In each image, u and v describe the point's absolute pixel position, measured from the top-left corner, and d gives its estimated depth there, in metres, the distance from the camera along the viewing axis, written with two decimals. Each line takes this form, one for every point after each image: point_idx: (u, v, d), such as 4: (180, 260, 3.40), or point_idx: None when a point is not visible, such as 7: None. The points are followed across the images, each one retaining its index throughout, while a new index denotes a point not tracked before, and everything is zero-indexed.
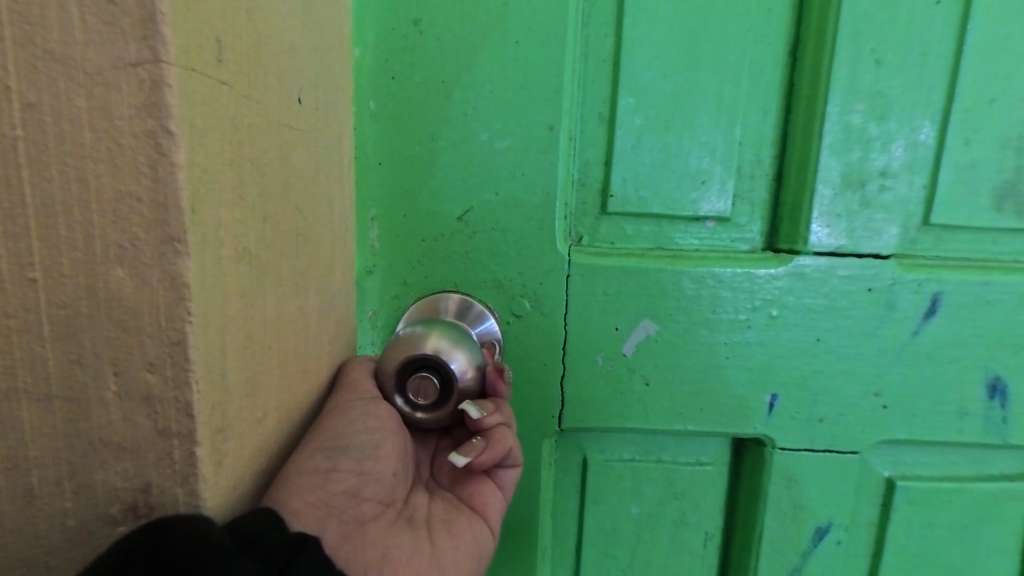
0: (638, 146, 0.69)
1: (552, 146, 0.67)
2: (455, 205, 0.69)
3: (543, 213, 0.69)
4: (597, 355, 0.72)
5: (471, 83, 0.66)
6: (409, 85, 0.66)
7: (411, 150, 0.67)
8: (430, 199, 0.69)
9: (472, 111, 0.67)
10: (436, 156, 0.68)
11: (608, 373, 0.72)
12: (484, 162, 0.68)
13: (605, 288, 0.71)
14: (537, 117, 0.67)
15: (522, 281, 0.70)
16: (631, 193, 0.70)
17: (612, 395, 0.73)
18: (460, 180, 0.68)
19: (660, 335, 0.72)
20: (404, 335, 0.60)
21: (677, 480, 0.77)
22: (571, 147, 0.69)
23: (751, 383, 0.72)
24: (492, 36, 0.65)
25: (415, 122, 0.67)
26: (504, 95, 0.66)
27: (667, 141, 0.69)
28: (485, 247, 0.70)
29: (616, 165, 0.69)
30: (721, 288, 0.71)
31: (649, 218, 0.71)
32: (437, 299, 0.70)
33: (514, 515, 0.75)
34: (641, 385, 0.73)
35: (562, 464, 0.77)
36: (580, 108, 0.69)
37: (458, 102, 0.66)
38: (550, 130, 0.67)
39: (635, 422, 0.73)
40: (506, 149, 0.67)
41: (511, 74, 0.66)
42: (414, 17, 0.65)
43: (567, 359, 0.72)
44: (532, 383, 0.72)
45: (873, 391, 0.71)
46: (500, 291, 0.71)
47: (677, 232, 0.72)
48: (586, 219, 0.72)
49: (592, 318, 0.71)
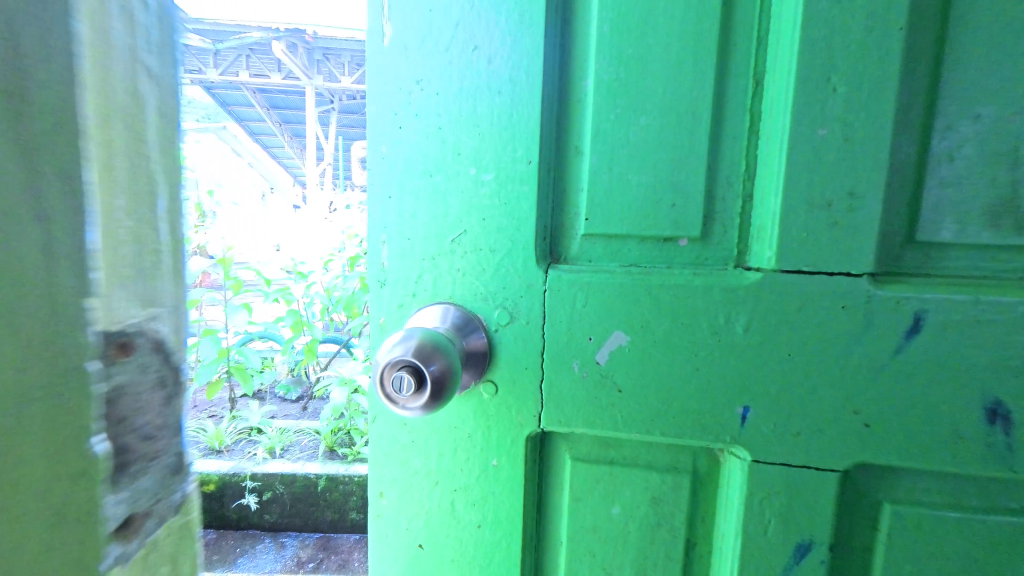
0: (612, 173, 0.75)
1: (533, 178, 0.76)
2: (450, 228, 0.79)
3: (524, 234, 0.77)
4: (572, 363, 0.78)
5: (462, 125, 0.76)
6: (414, 131, 0.78)
7: (414, 183, 0.79)
8: (430, 224, 0.79)
9: (463, 149, 0.77)
10: (434, 188, 0.79)
11: (584, 380, 0.78)
12: (474, 191, 0.78)
13: (578, 301, 0.77)
14: (517, 153, 0.76)
15: (506, 293, 0.78)
16: (605, 215, 0.76)
17: (588, 400, 0.78)
18: (454, 206, 0.79)
19: (634, 347, 0.76)
20: (416, 356, 0.64)
21: (655, 485, 0.80)
22: (549, 178, 0.78)
23: (726, 394, 0.74)
24: (480, 87, 0.75)
25: (417, 160, 0.78)
26: (490, 135, 0.76)
27: (638, 168, 0.74)
28: (474, 264, 0.79)
29: (590, 191, 0.76)
30: (692, 301, 0.73)
31: (623, 237, 0.77)
32: (444, 308, 0.79)
33: (500, 506, 0.83)
34: (614, 392, 0.77)
35: (546, 460, 0.84)
36: (553, 145, 0.77)
37: (452, 142, 0.77)
38: (528, 164, 0.76)
39: (610, 427, 0.78)
40: (492, 180, 0.77)
41: (496, 117, 0.76)
42: (416, 76, 0.77)
43: (547, 365, 0.78)
44: (514, 387, 0.80)
45: (853, 408, 0.71)
46: (487, 302, 0.79)
47: (652, 249, 0.76)
48: (566, 239, 0.79)
49: (566, 327, 0.77)
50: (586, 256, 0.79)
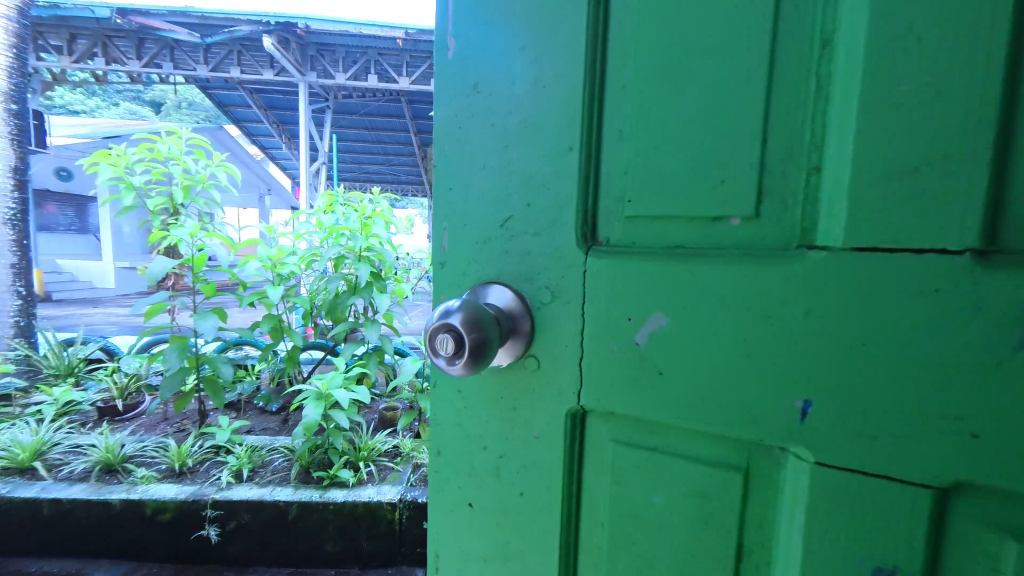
0: (652, 114, 0.56)
1: (573, 170, 0.61)
2: (484, 207, 0.67)
3: (559, 207, 0.62)
4: (610, 349, 0.60)
5: (496, 95, 0.65)
6: (455, 110, 0.68)
7: (447, 161, 0.70)
8: (466, 205, 0.69)
9: (496, 120, 0.65)
10: (467, 166, 0.68)
11: (624, 372, 0.59)
12: (507, 167, 0.65)
13: (613, 277, 0.59)
14: (559, 144, 0.61)
15: (548, 279, 0.63)
16: (648, 173, 0.58)
17: (631, 413, 0.60)
18: (485, 182, 0.67)
19: (682, 348, 0.55)
20: (468, 322, 0.56)
21: (720, 532, 0.57)
22: (589, 168, 0.61)
23: (816, 420, 0.50)
24: (513, 50, 0.63)
25: (450, 139, 0.69)
26: (523, 104, 0.63)
27: (700, 142, 0.54)
28: (512, 246, 0.65)
29: (635, 173, 0.58)
30: (757, 277, 0.51)
31: (671, 196, 0.57)
32: (493, 287, 0.65)
33: (533, 516, 0.69)
34: (661, 395, 0.57)
35: (595, 475, 0.66)
36: (589, 127, 0.60)
37: (492, 125, 0.65)
38: (570, 153, 0.60)
39: (668, 438, 0.59)
40: (528, 158, 0.63)
41: (531, 81, 0.62)
42: (451, 53, 0.68)
43: (589, 356, 0.61)
44: (544, 388, 0.65)
45: (1009, 367, 0.40)
46: (528, 286, 0.64)
47: (716, 230, 0.54)
48: (610, 210, 0.61)
49: (602, 309, 0.60)
50: (631, 240, 0.60)
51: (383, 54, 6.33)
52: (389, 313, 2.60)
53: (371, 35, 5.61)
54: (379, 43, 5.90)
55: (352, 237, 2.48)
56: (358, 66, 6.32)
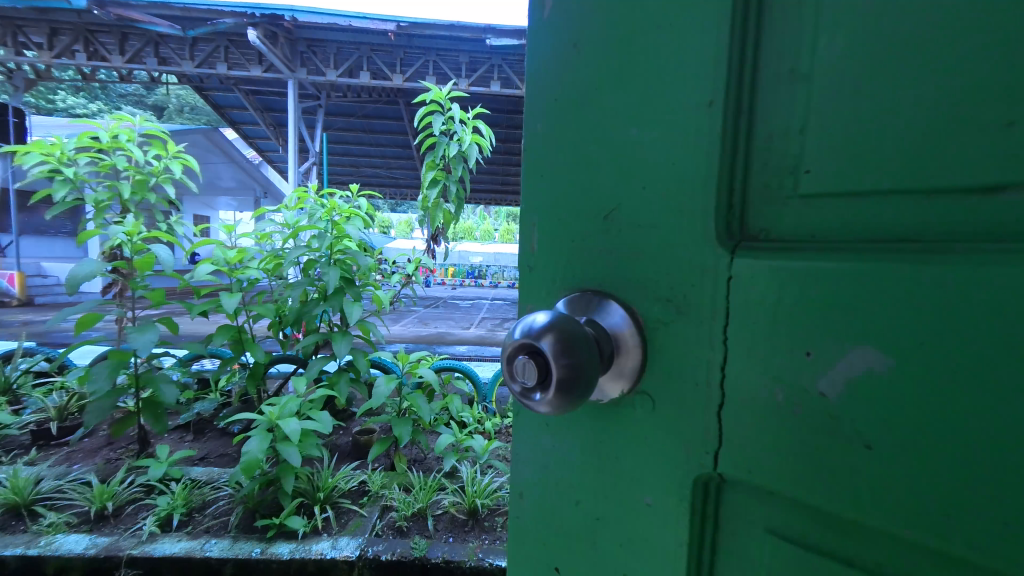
0: (846, 43, 0.37)
1: (717, 138, 0.44)
2: (596, 190, 0.53)
3: (701, 189, 0.45)
4: (773, 400, 0.40)
5: (617, 42, 0.50)
6: (568, 83, 0.55)
7: (552, 134, 0.56)
8: (574, 186, 0.55)
9: (614, 75, 0.51)
10: (581, 138, 0.54)
11: (797, 437, 0.39)
12: (626, 137, 0.50)
13: (781, 290, 0.40)
14: (696, 107, 0.45)
15: (690, 288, 0.45)
16: (837, 131, 0.38)
17: (802, 490, 0.40)
18: (600, 159, 0.52)
19: (892, 394, 0.34)
20: (559, 346, 0.41)
21: None
22: (738, 141, 0.45)
23: None
24: None
25: (558, 104, 0.56)
26: (651, 49, 0.48)
27: (936, 76, 0.33)
28: (636, 241, 0.50)
29: (813, 138, 0.40)
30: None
31: (881, 165, 0.36)
32: (606, 302, 0.50)
33: None
34: (866, 481, 0.36)
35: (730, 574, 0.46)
36: (740, 86, 0.44)
37: (609, 96, 0.52)
38: (710, 107, 0.44)
39: (857, 548, 0.38)
40: (657, 118, 0.48)
41: (665, 12, 0.47)
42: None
43: (740, 405, 0.43)
44: (666, 435, 0.47)
45: None
46: (659, 298, 0.47)
47: (994, 207, 0.32)
48: (774, 189, 0.43)
49: (764, 333, 0.41)
50: (804, 233, 0.41)
51: (375, 50, 6.07)
52: (364, 324, 2.27)
53: (361, 28, 5.34)
54: (370, 39, 5.67)
55: (318, 236, 2.15)
56: (350, 63, 6.05)
